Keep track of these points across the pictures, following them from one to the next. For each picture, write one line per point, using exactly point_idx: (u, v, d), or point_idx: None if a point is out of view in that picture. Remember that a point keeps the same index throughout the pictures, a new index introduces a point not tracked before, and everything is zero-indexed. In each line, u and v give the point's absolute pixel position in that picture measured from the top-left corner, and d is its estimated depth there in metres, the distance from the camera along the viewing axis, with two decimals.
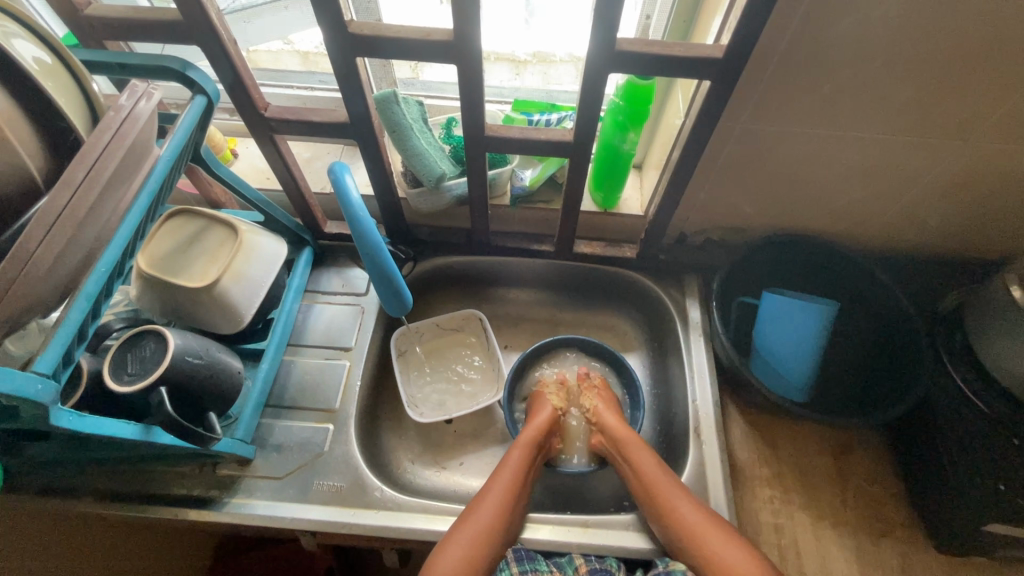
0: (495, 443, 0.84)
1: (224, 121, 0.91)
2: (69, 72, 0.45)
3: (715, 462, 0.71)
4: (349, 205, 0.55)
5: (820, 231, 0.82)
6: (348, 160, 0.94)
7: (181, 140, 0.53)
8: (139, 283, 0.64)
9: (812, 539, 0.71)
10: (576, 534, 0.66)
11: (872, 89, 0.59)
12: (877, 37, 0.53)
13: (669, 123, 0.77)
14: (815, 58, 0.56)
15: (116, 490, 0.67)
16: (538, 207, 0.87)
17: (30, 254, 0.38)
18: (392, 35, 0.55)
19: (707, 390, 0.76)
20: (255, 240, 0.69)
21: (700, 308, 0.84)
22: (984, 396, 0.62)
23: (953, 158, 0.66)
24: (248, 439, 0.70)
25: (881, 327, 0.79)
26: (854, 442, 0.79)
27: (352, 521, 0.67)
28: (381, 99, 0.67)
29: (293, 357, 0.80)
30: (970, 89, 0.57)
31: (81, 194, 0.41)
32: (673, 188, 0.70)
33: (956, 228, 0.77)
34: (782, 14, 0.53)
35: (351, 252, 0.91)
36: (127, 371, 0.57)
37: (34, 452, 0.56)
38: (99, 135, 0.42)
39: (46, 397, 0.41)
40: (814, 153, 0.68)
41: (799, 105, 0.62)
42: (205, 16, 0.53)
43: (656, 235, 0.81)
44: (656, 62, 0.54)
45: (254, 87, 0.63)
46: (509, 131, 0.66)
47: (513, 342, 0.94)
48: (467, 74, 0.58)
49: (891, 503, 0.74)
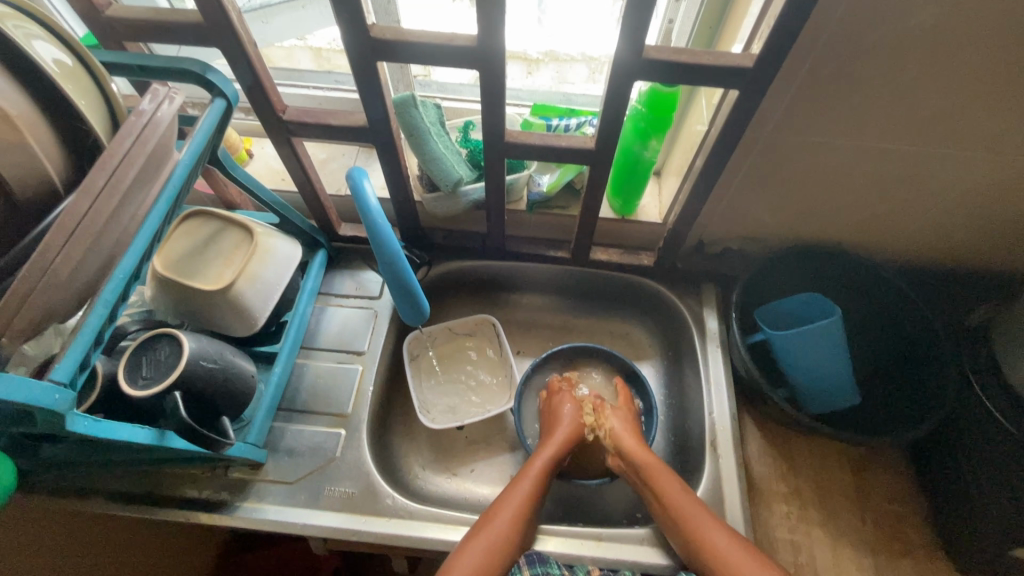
0: (506, 450, 0.84)
1: (239, 120, 0.91)
2: (89, 74, 0.45)
3: (732, 477, 0.70)
4: (368, 212, 0.54)
5: (842, 241, 0.80)
6: (363, 161, 0.93)
7: (200, 144, 0.52)
8: (155, 285, 0.63)
9: (830, 557, 0.69)
10: (590, 547, 0.66)
11: (904, 100, 0.57)
12: (912, 48, 0.52)
13: (691, 129, 0.75)
14: (847, 68, 0.55)
15: (127, 491, 0.66)
16: (554, 213, 0.86)
17: (49, 263, 0.37)
18: (414, 39, 0.54)
19: (724, 404, 0.75)
20: (270, 242, 0.69)
21: (717, 318, 0.82)
22: (1013, 418, 0.60)
23: (985, 171, 0.64)
24: (260, 444, 0.69)
25: (906, 342, 0.77)
26: (874, 459, 0.77)
27: (364, 529, 0.67)
28: (400, 103, 0.66)
29: (305, 360, 0.80)
30: (1005, 104, 0.56)
31: (102, 201, 0.40)
32: (696, 196, 0.69)
33: (985, 242, 0.75)
34: (815, 23, 0.51)
35: (365, 255, 0.90)
36: (142, 374, 0.56)
37: (49, 453, 0.55)
38: (120, 141, 0.42)
39: (64, 405, 0.40)
40: (840, 164, 0.67)
41: (828, 115, 0.60)
42: (226, 18, 0.52)
43: (674, 243, 0.79)
44: (683, 71, 0.53)
45: (273, 90, 0.62)
46: (529, 137, 0.65)
47: (526, 348, 0.93)
48: (490, 79, 0.57)
49: (913, 522, 0.73)
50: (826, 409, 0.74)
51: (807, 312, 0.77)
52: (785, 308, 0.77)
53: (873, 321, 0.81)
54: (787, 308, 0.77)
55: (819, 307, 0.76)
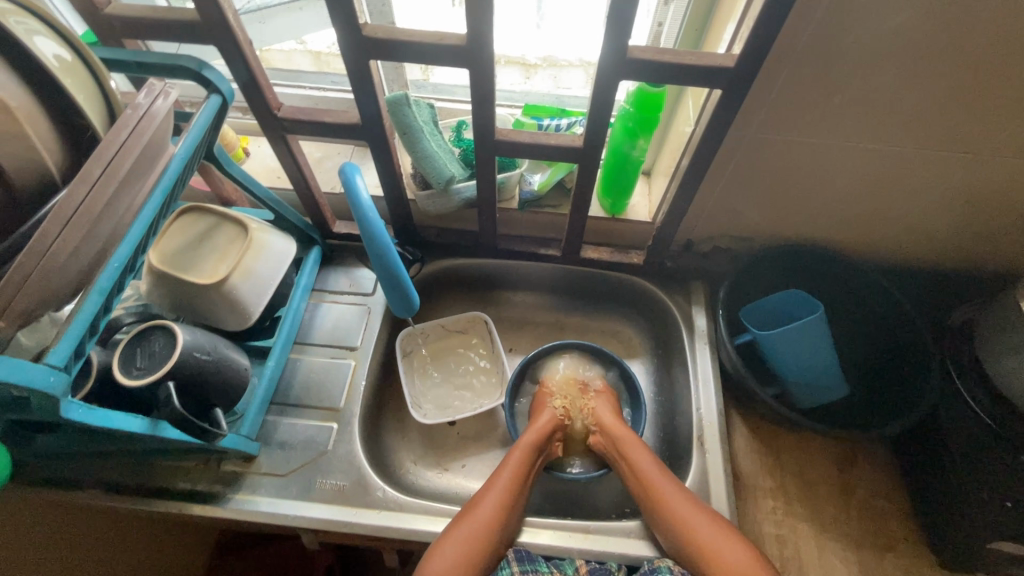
0: (497, 446, 0.84)
1: (236, 119, 0.92)
2: (88, 69, 0.46)
3: (718, 471, 0.71)
4: (359, 206, 0.56)
5: (828, 240, 0.82)
6: (358, 160, 0.94)
7: (195, 138, 0.53)
8: (151, 279, 0.64)
9: (815, 550, 0.70)
10: (578, 539, 0.66)
11: (883, 100, 0.59)
12: (889, 49, 0.54)
13: (679, 130, 0.77)
14: (827, 68, 0.57)
15: (119, 483, 0.67)
16: (546, 212, 0.87)
17: (46, 249, 0.38)
18: (405, 38, 0.55)
19: (711, 399, 0.76)
20: (264, 238, 0.70)
21: (706, 316, 0.84)
22: (992, 411, 0.62)
23: (964, 170, 0.65)
24: (253, 436, 0.70)
25: (890, 339, 0.78)
26: (859, 454, 0.78)
27: (354, 520, 0.67)
28: (393, 102, 0.67)
29: (299, 355, 0.81)
30: (980, 104, 0.57)
31: (98, 190, 0.41)
32: (683, 195, 0.71)
33: (967, 241, 0.76)
34: (795, 24, 0.53)
35: (359, 252, 0.91)
36: (136, 364, 0.57)
37: (43, 443, 0.56)
38: (117, 132, 0.43)
39: (58, 388, 0.41)
40: (824, 163, 0.68)
41: (810, 115, 0.62)
42: (222, 16, 0.54)
43: (663, 242, 0.81)
44: (667, 71, 0.54)
45: (268, 87, 0.63)
46: (519, 135, 0.66)
47: (518, 345, 0.94)
48: (480, 78, 0.58)
49: (896, 516, 0.74)
50: (815, 403, 0.75)
51: (793, 309, 0.78)
52: (771, 305, 0.79)
53: (858, 319, 0.82)
54: (773, 306, 0.79)
55: (804, 305, 0.77)
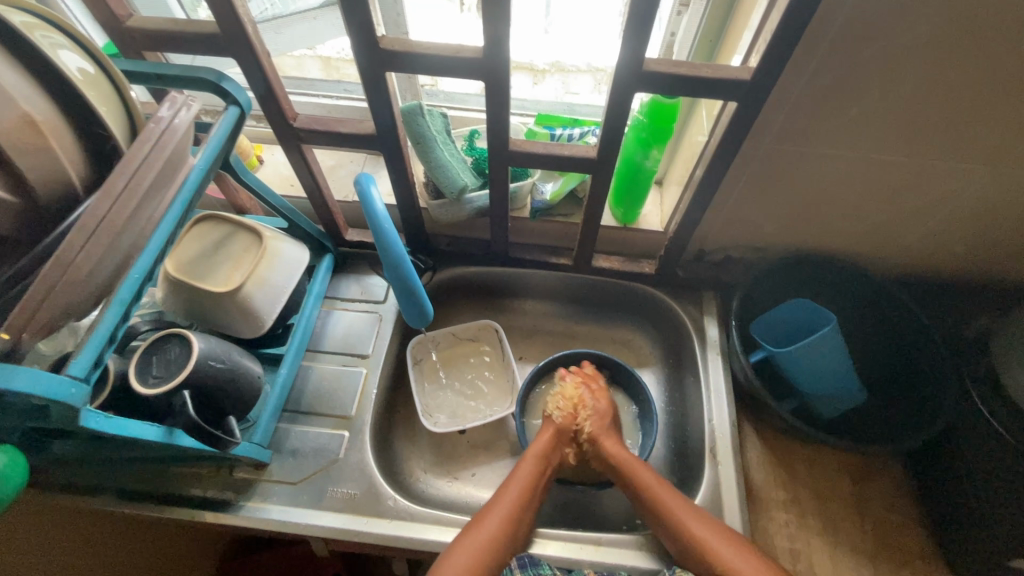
0: (508, 454, 0.84)
1: (251, 128, 0.93)
2: (109, 81, 0.46)
3: (730, 483, 0.70)
4: (374, 216, 0.56)
5: (841, 251, 0.81)
6: (371, 168, 0.95)
7: (214, 149, 0.54)
8: (166, 286, 0.65)
9: (828, 565, 0.70)
10: (589, 552, 0.66)
11: (899, 113, 0.59)
12: (907, 62, 0.53)
13: (692, 140, 0.77)
14: (843, 80, 0.56)
15: (132, 489, 0.67)
16: (558, 220, 0.87)
17: (70, 261, 0.39)
18: (422, 50, 0.55)
19: (723, 410, 0.76)
20: (278, 246, 0.70)
21: (718, 326, 0.83)
22: (1001, 416, 0.61)
23: (981, 182, 0.65)
24: (265, 444, 0.70)
25: (904, 351, 0.77)
26: (873, 468, 0.78)
27: (365, 529, 0.67)
28: (408, 112, 0.68)
29: (311, 363, 0.81)
30: (998, 116, 0.57)
31: (120, 203, 0.42)
32: (696, 206, 0.70)
33: (983, 254, 0.76)
34: (812, 37, 0.53)
35: (371, 260, 0.92)
36: (152, 373, 0.58)
37: (59, 449, 0.57)
38: (140, 146, 0.44)
39: (79, 399, 0.42)
40: (839, 175, 0.68)
41: (826, 127, 0.62)
42: (242, 29, 0.54)
43: (675, 252, 0.81)
44: (683, 83, 0.54)
45: (285, 98, 0.64)
46: (532, 145, 0.66)
47: (528, 354, 0.94)
48: (495, 89, 0.58)
49: (912, 531, 0.73)
50: (832, 414, 0.75)
51: (806, 320, 0.78)
52: (784, 316, 0.78)
53: (872, 330, 0.82)
54: (786, 316, 0.78)
55: (818, 316, 0.76)
